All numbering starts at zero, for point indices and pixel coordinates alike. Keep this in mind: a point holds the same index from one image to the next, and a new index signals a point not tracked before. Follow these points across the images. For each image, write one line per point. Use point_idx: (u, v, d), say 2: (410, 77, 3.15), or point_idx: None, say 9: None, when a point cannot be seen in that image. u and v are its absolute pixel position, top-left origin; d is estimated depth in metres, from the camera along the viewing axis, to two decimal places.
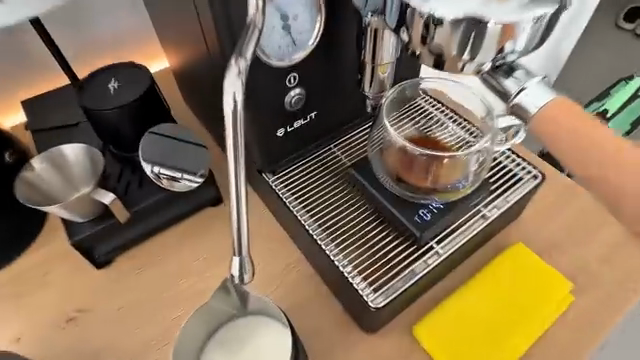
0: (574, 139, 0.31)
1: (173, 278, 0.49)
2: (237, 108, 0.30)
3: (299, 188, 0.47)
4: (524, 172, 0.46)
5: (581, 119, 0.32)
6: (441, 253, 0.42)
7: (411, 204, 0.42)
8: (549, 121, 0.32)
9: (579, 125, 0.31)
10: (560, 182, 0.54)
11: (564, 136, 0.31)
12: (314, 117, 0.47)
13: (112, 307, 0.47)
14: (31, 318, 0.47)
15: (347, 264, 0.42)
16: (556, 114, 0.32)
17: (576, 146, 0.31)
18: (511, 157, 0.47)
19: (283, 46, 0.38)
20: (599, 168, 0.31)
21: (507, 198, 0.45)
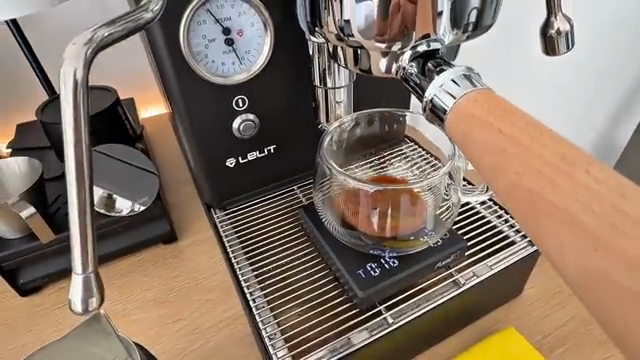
0: (493, 144, 0.20)
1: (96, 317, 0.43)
2: (80, 89, 0.24)
3: (244, 226, 0.41)
4: (516, 232, 0.37)
5: (512, 116, 0.20)
6: (391, 323, 0.33)
7: (358, 255, 0.35)
8: (463, 118, 0.21)
9: (510, 126, 0.19)
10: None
11: (481, 137, 0.20)
12: (273, 152, 0.42)
13: (18, 343, 0.41)
14: None
15: (271, 320, 0.34)
16: (477, 109, 0.20)
17: (495, 152, 0.19)
18: (498, 212, 0.39)
19: (227, 65, 0.35)
20: (522, 185, 0.19)
21: (491, 261, 0.36)
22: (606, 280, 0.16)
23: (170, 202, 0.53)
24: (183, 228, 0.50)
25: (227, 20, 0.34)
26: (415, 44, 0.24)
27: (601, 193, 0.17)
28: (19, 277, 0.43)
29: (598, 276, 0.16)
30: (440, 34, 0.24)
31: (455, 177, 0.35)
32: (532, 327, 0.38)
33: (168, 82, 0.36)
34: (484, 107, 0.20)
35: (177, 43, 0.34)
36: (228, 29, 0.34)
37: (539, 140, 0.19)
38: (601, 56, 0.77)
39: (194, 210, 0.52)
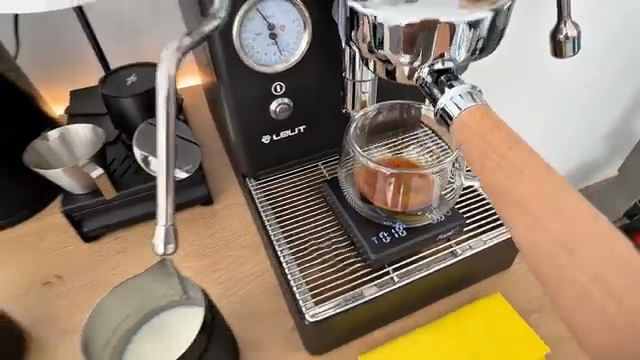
0: (485, 153, 0.27)
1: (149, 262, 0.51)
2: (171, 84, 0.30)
3: (275, 194, 0.48)
4: None
5: (499, 131, 0.27)
6: (396, 281, 0.40)
7: (374, 225, 0.41)
8: (467, 129, 0.27)
9: (499, 141, 0.27)
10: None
11: (478, 148, 0.27)
12: (303, 131, 0.48)
13: (85, 280, 0.49)
14: (18, 275, 0.50)
15: (297, 275, 0.41)
16: (476, 123, 0.27)
17: (487, 160, 0.27)
18: None
19: (270, 56, 0.41)
20: (504, 185, 0.27)
21: (486, 236, 0.42)
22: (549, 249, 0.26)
23: (208, 168, 0.60)
24: (219, 193, 0.57)
25: (272, 18, 0.39)
26: (433, 60, 0.29)
27: (551, 195, 0.26)
28: (84, 225, 0.51)
29: (545, 247, 0.26)
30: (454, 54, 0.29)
31: (460, 166, 0.41)
32: (517, 295, 0.45)
33: (219, 69, 0.41)
34: (483, 124, 0.27)
35: (230, 37, 0.39)
36: (271, 25, 0.40)
37: (516, 152, 0.27)
38: (595, 63, 0.87)
39: (228, 178, 0.59)
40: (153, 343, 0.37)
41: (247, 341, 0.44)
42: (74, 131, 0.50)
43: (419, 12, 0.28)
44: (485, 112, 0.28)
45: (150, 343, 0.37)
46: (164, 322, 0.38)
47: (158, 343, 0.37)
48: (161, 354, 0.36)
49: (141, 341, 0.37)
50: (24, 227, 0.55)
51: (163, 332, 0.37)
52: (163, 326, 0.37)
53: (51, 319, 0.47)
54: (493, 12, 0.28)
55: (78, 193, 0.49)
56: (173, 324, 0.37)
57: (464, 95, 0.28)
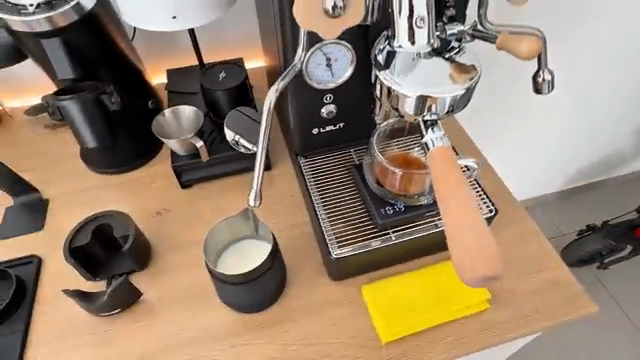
0: (442, 173, 0.46)
1: (227, 207, 0.73)
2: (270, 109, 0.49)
3: (318, 171, 0.68)
4: (487, 206, 0.63)
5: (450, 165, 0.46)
6: (393, 239, 0.60)
7: (383, 200, 0.61)
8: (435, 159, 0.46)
9: (450, 169, 0.46)
10: (518, 223, 0.68)
11: (439, 169, 0.46)
12: (342, 127, 0.67)
13: (184, 215, 0.72)
14: (138, 206, 0.74)
15: (328, 228, 0.61)
16: (440, 157, 0.46)
17: (442, 178, 0.46)
18: (481, 193, 0.64)
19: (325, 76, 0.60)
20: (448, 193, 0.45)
21: None
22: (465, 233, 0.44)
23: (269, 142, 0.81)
24: (275, 163, 0.78)
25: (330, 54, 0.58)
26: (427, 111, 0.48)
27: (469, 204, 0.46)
28: (183, 176, 0.74)
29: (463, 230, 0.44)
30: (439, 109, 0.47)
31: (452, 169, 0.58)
32: None
33: (290, 84, 0.61)
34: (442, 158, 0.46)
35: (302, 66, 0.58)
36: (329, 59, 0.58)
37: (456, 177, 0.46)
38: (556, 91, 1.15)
39: (283, 152, 0.79)
40: (238, 260, 0.59)
41: (290, 265, 0.65)
42: (183, 110, 0.71)
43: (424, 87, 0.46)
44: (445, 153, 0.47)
45: (236, 259, 0.59)
46: (244, 248, 0.60)
47: (242, 260, 0.59)
48: (244, 266, 0.58)
49: (230, 258, 0.59)
50: (137, 173, 0.78)
51: (244, 254, 0.59)
52: (244, 251, 0.60)
53: (162, 236, 0.70)
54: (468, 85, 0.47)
55: (183, 155, 0.72)
56: (251, 250, 0.60)
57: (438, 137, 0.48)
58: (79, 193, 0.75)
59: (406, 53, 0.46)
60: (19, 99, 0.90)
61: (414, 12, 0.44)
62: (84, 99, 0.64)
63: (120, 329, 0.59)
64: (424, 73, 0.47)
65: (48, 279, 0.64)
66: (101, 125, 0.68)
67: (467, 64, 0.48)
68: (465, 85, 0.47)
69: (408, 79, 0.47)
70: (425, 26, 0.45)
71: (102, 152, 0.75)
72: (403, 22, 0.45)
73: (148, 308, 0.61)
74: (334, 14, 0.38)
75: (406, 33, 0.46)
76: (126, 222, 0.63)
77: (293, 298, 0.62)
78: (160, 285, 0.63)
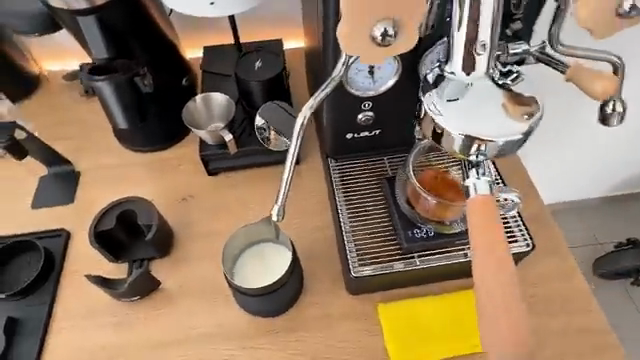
0: (480, 223, 0.40)
1: (251, 200, 0.72)
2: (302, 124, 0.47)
3: (347, 178, 0.65)
4: (526, 238, 0.58)
5: (490, 214, 0.40)
6: (418, 264, 0.57)
7: (412, 223, 0.58)
8: (474, 208, 0.41)
9: (487, 218, 0.40)
10: (554, 257, 0.64)
11: (477, 218, 0.40)
12: (378, 134, 0.63)
13: (209, 204, 0.72)
14: (165, 189, 0.73)
15: (350, 243, 0.59)
16: (478, 206, 0.41)
17: (479, 227, 0.40)
18: (520, 224, 0.59)
19: (365, 82, 0.55)
20: (483, 244, 0.40)
21: None
22: (498, 290, 0.39)
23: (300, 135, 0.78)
24: (305, 158, 0.75)
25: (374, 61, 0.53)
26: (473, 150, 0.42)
27: (502, 257, 0.40)
28: (210, 165, 0.72)
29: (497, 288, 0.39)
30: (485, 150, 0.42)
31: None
32: None
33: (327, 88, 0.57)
34: (480, 207, 0.41)
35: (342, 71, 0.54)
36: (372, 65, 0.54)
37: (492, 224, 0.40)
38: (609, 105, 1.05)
39: (313, 147, 0.76)
40: (255, 264, 0.59)
41: (309, 272, 0.64)
42: (215, 97, 0.70)
43: (478, 129, 0.41)
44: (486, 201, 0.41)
45: (254, 264, 0.59)
46: (263, 252, 0.60)
47: (259, 264, 0.59)
48: (262, 271, 0.58)
49: (247, 262, 0.59)
50: (165, 154, 0.77)
51: (262, 259, 0.59)
52: (262, 255, 0.60)
53: (185, 223, 0.70)
54: (528, 121, 0.42)
55: (212, 144, 0.70)
56: (269, 255, 0.60)
57: (483, 182, 0.42)
58: (108, 169, 0.75)
59: (458, 82, 0.42)
60: (58, 62, 0.89)
61: (477, 36, 0.39)
62: (118, 82, 0.63)
63: (137, 315, 0.60)
64: (474, 104, 0.42)
65: (73, 256, 0.66)
66: (133, 108, 0.67)
67: (524, 95, 0.43)
68: (524, 121, 0.42)
69: (454, 110, 0.42)
70: (484, 53, 0.41)
71: (139, 134, 0.75)
72: (460, 47, 0.40)
73: (166, 297, 0.62)
74: (383, 42, 0.33)
75: (461, 59, 0.41)
76: (150, 210, 0.63)
77: (308, 306, 0.61)
78: (179, 275, 0.64)
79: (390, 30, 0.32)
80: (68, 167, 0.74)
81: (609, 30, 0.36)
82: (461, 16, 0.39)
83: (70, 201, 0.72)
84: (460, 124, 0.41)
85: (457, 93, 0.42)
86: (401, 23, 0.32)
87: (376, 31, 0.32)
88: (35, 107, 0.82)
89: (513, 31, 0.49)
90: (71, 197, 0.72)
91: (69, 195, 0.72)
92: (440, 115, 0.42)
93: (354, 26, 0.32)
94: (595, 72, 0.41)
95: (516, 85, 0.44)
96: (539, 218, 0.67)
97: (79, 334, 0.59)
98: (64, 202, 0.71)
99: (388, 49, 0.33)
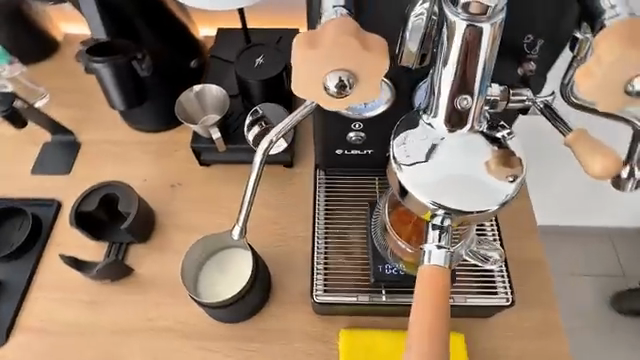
0: (428, 296, 0.36)
1: (238, 197, 0.70)
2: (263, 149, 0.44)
3: (331, 193, 0.62)
4: (506, 292, 0.54)
5: (441, 289, 0.36)
6: (384, 300, 0.55)
7: (384, 257, 0.55)
8: (426, 279, 0.37)
9: (437, 293, 0.36)
10: (537, 312, 0.59)
11: (426, 291, 0.36)
12: (370, 153, 0.60)
13: (196, 194, 0.71)
14: (156, 172, 0.73)
15: (320, 265, 0.57)
16: (431, 278, 0.37)
17: (427, 301, 0.36)
18: (504, 276, 0.55)
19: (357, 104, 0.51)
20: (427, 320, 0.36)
21: (472, 300, 0.54)
22: None
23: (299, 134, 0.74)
24: (299, 160, 0.72)
25: None
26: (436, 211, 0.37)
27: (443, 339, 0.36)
28: (202, 155, 0.71)
29: None
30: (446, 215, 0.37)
31: (479, 248, 0.49)
32: (478, 340, 0.58)
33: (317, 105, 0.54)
34: (432, 280, 0.36)
35: None
36: None
37: (441, 301, 0.36)
38: None
39: (310, 149, 0.73)
40: (219, 273, 0.59)
41: (280, 283, 0.63)
42: (210, 90, 0.68)
43: (453, 197, 0.37)
44: (439, 276, 0.37)
45: (217, 272, 0.59)
46: (228, 260, 0.60)
47: (223, 273, 0.59)
48: (227, 280, 0.58)
49: (211, 270, 0.59)
50: (163, 137, 0.76)
51: (226, 267, 0.59)
52: (226, 263, 0.59)
53: (170, 211, 0.70)
54: (513, 183, 0.38)
55: (205, 137, 0.69)
56: (234, 263, 0.59)
57: (442, 251, 0.37)
58: (106, 144, 0.76)
59: (437, 134, 0.38)
60: (76, 26, 0.89)
61: (465, 87, 0.36)
62: (118, 65, 0.62)
63: (108, 298, 0.62)
64: (449, 161, 0.37)
65: (60, 227, 0.68)
66: (131, 93, 0.66)
67: (515, 153, 0.39)
68: (508, 183, 0.38)
69: (426, 163, 0.38)
70: (470, 107, 0.37)
71: (141, 113, 0.73)
72: (443, 98, 0.37)
73: (138, 285, 0.63)
74: (339, 94, 0.29)
75: (443, 111, 0.37)
76: (131, 197, 0.64)
77: (273, 318, 0.60)
78: (154, 263, 0.65)
79: (347, 81, 0.29)
80: (69, 137, 0.76)
81: (613, 105, 0.32)
82: (450, 55, 0.34)
83: (67, 172, 0.73)
84: (432, 190, 0.37)
85: (433, 144, 0.38)
86: (358, 73, 0.28)
87: (330, 81, 0.29)
88: (46, 71, 0.83)
89: (524, 72, 0.43)
90: (67, 168, 0.74)
91: (67, 166, 0.74)
92: (408, 165, 0.38)
93: (305, 74, 0.28)
94: (600, 144, 0.36)
95: (510, 141, 0.39)
96: (534, 266, 0.62)
97: (53, 307, 0.62)
98: (61, 173, 0.73)
99: (344, 101, 0.30)
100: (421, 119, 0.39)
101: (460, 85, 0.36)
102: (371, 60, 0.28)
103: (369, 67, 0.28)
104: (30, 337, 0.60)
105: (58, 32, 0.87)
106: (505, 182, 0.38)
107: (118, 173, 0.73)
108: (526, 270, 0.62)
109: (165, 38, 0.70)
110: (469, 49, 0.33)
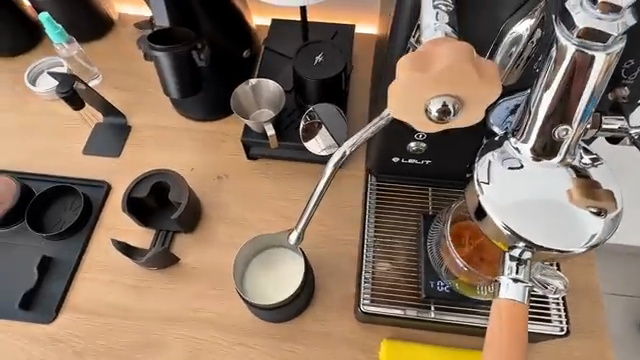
0: (504, 329, 0.35)
1: (285, 195, 0.70)
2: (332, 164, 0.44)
3: (383, 200, 0.61)
4: (561, 321, 0.53)
5: (517, 322, 0.35)
6: (432, 316, 0.54)
7: (436, 274, 0.54)
8: (501, 312, 0.35)
9: (513, 327, 0.35)
10: (588, 342, 0.57)
11: (502, 324, 0.35)
12: (428, 164, 0.58)
13: (243, 188, 0.71)
14: (204, 162, 0.73)
15: (368, 273, 0.57)
16: (507, 310, 0.35)
17: (502, 334, 0.35)
18: (559, 305, 0.53)
19: None
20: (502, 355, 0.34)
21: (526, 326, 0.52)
22: None
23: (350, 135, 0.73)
24: (348, 161, 0.70)
25: None
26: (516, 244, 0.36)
27: None
28: (251, 150, 0.71)
29: None
30: (528, 248, 0.35)
31: (541, 274, 0.47)
32: None
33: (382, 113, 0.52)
34: (508, 312, 0.35)
35: None
36: None
37: (516, 335, 0.35)
38: None
39: (360, 151, 0.71)
40: (265, 272, 0.59)
41: (324, 287, 0.62)
42: (266, 83, 0.68)
43: (536, 229, 0.35)
44: (515, 308, 0.35)
45: (263, 271, 0.59)
46: (274, 260, 0.59)
47: (269, 272, 0.59)
48: (272, 280, 0.58)
49: (256, 267, 0.59)
50: (212, 127, 0.76)
51: (272, 267, 0.59)
52: (272, 264, 0.59)
53: (216, 203, 0.70)
54: (599, 218, 0.36)
55: (256, 132, 0.68)
56: (280, 264, 0.59)
57: (520, 286, 0.36)
58: (156, 130, 0.76)
59: (522, 161, 0.36)
60: (131, 6, 0.88)
61: (564, 117, 0.34)
62: (177, 54, 0.62)
63: (153, 285, 0.63)
64: (533, 189, 0.36)
65: (108, 211, 0.69)
66: (187, 82, 0.65)
67: (601, 185, 0.37)
68: (593, 215, 0.36)
69: (510, 189, 0.36)
70: (567, 137, 0.35)
71: (193, 102, 0.73)
72: (538, 125, 0.35)
73: (183, 274, 0.64)
74: (441, 119, 0.28)
75: (534, 138, 0.35)
76: (182, 187, 0.64)
77: (316, 322, 0.60)
78: (200, 255, 0.65)
79: (452, 107, 0.27)
80: (120, 121, 0.76)
81: None
82: (553, 79, 0.32)
83: (117, 155, 0.74)
84: (515, 220, 0.35)
85: (517, 169, 0.36)
86: (465, 99, 0.27)
87: (432, 105, 0.27)
88: (101, 52, 0.83)
89: (616, 98, 0.41)
90: (117, 151, 0.74)
91: (117, 149, 0.74)
92: (488, 189, 0.36)
93: (406, 93, 0.27)
94: None
95: (593, 170, 0.37)
96: (587, 295, 0.59)
97: (100, 289, 0.63)
98: (111, 156, 0.74)
99: (443, 126, 0.28)
100: (507, 142, 0.37)
101: (559, 113, 0.33)
102: (482, 88, 0.26)
103: (478, 95, 0.27)
104: (77, 316, 0.62)
105: (113, 12, 0.87)
106: (589, 212, 0.36)
107: (167, 160, 0.74)
108: (578, 297, 0.59)
109: (223, 28, 0.69)
110: (576, 71, 0.31)
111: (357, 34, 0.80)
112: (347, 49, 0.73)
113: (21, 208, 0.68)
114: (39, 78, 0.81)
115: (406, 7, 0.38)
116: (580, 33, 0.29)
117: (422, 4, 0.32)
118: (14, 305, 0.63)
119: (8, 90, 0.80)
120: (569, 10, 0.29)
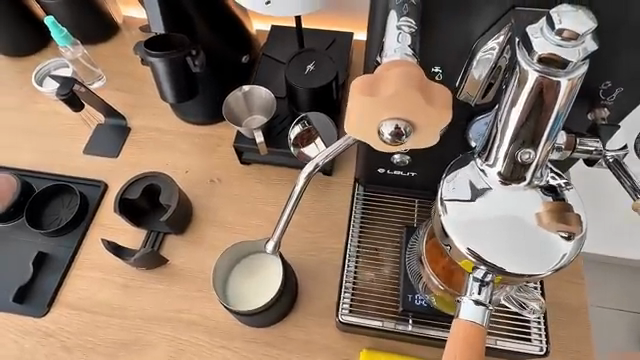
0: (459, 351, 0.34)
1: (275, 201, 0.71)
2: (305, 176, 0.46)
3: (368, 210, 0.61)
4: (541, 341, 0.52)
5: (473, 345, 0.34)
6: (410, 329, 0.54)
7: (415, 287, 0.54)
8: (457, 333, 0.35)
9: (468, 349, 0.34)
10: None
11: (458, 345, 0.35)
12: (413, 176, 0.57)
13: (234, 193, 0.72)
14: (198, 165, 0.74)
15: (349, 283, 0.57)
16: (463, 331, 0.35)
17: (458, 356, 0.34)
18: (540, 325, 0.53)
19: None
20: None
21: (504, 344, 0.51)
22: None
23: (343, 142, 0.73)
24: (339, 170, 0.71)
25: None
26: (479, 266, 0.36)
27: None
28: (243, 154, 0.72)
29: None
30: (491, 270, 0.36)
31: (517, 294, 0.46)
32: None
33: None
34: (464, 333, 0.35)
35: None
36: None
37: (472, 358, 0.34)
38: None
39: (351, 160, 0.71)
40: (248, 278, 0.60)
41: (307, 294, 0.63)
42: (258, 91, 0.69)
43: (500, 253, 0.35)
44: (473, 331, 0.35)
45: (246, 277, 0.60)
46: (256, 266, 0.60)
47: (252, 278, 0.60)
48: (254, 286, 0.59)
49: (240, 272, 0.60)
50: (208, 131, 0.77)
51: (255, 273, 0.60)
52: (255, 270, 0.60)
53: (207, 206, 0.71)
54: (568, 241, 0.35)
55: (248, 138, 0.70)
56: (263, 270, 0.60)
57: (481, 307, 0.36)
58: (153, 132, 0.77)
59: (488, 182, 0.36)
60: (136, 10, 0.91)
61: (528, 140, 0.33)
62: (173, 60, 0.63)
63: (142, 284, 0.65)
64: (498, 210, 0.36)
65: (103, 209, 0.71)
66: (182, 87, 0.66)
67: (574, 209, 0.36)
68: (562, 240, 0.35)
69: (476, 209, 0.36)
70: (532, 161, 0.35)
71: (189, 106, 0.75)
72: (504, 148, 0.35)
73: (170, 275, 0.65)
74: (393, 142, 0.29)
75: (501, 159, 0.35)
76: (172, 190, 0.66)
77: (298, 328, 0.61)
78: (189, 257, 0.67)
79: (403, 129, 0.28)
80: (120, 122, 0.78)
81: None
82: (520, 101, 0.31)
83: (115, 155, 0.76)
84: (478, 241, 0.35)
85: (483, 190, 0.36)
86: (416, 124, 0.28)
87: (385, 128, 0.28)
88: (105, 55, 0.85)
89: None
90: (115, 151, 0.76)
91: (114, 149, 0.76)
92: (453, 208, 0.37)
93: (361, 113, 0.28)
94: None
95: (567, 192, 0.37)
96: (573, 316, 0.58)
97: (91, 286, 0.65)
98: (109, 156, 0.76)
99: (395, 147, 0.29)
100: (475, 162, 0.37)
101: (524, 136, 0.33)
102: (431, 113, 0.28)
103: (428, 120, 0.28)
104: (68, 312, 0.64)
105: (118, 16, 0.89)
106: (559, 237, 0.35)
107: (163, 162, 0.75)
108: (565, 317, 0.58)
109: (220, 35, 0.70)
110: (540, 95, 0.30)
111: (355, 41, 0.80)
112: (343, 57, 0.74)
113: (21, 205, 0.70)
114: (46, 78, 0.83)
115: (380, 24, 0.38)
116: (541, 58, 0.28)
117: (386, 24, 0.32)
118: (10, 298, 0.65)
119: (16, 89, 0.83)
120: (529, 34, 0.28)
